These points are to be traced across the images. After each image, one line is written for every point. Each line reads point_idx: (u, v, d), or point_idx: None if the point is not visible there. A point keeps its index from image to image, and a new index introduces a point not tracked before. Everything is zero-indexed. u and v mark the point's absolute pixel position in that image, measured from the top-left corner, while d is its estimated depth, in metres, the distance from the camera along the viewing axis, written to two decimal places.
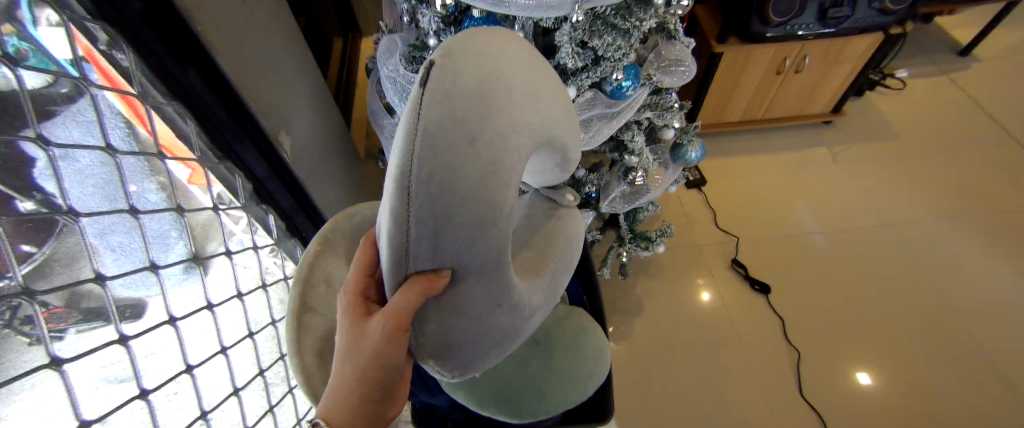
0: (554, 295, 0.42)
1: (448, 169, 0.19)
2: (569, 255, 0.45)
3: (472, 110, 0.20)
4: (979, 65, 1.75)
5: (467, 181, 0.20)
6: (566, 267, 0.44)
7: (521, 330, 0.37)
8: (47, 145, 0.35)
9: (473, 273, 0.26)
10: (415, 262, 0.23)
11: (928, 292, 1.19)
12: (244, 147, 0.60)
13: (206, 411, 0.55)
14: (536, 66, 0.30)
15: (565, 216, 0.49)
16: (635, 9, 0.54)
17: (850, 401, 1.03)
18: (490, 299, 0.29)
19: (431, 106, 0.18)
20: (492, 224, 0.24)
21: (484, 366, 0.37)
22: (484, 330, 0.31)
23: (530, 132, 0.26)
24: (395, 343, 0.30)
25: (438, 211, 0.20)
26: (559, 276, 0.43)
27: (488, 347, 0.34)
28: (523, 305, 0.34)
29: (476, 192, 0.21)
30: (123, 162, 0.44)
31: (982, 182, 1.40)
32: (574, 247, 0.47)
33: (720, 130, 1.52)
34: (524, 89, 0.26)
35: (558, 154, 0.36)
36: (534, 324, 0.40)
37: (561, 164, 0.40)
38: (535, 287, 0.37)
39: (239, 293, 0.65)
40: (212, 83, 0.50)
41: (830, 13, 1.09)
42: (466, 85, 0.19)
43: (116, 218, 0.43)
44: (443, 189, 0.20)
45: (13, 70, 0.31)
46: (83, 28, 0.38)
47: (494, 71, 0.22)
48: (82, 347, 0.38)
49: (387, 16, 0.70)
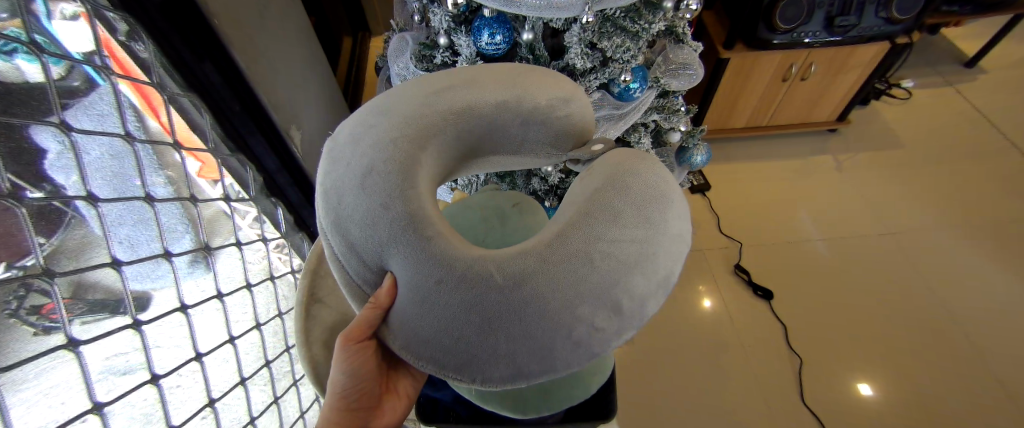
0: (590, 253, 0.25)
1: (336, 201, 0.26)
2: (620, 197, 0.28)
3: (345, 150, 0.27)
4: (985, 76, 1.75)
5: (348, 191, 0.25)
6: (615, 216, 0.27)
7: (527, 310, 0.25)
8: (68, 130, 0.36)
9: (400, 260, 0.25)
10: (361, 278, 0.27)
11: (933, 304, 1.18)
12: (256, 140, 0.63)
13: (214, 399, 0.55)
14: (435, 76, 0.33)
15: (604, 159, 0.35)
16: (645, 12, 0.55)
17: (851, 411, 1.02)
18: (427, 275, 0.25)
19: (322, 174, 0.28)
20: (386, 211, 0.24)
21: (510, 369, 0.26)
22: (444, 316, 0.25)
23: (418, 124, 0.28)
24: (355, 355, 0.34)
25: (342, 230, 0.26)
26: (593, 225, 0.27)
27: (480, 340, 0.25)
28: (493, 274, 0.25)
29: (357, 197, 0.25)
30: (140, 151, 0.46)
31: (986, 192, 1.40)
32: (632, 189, 0.29)
33: (725, 136, 1.52)
34: (403, 101, 0.29)
35: (511, 116, 0.33)
36: (570, 303, 0.25)
37: (527, 119, 0.34)
38: (522, 254, 0.26)
39: (247, 284, 0.66)
40: (225, 74, 0.53)
41: (837, 21, 1.08)
42: (340, 145, 0.28)
43: (131, 204, 0.44)
44: (338, 215, 0.26)
45: (39, 58, 0.33)
46: (105, 19, 0.40)
47: (366, 115, 0.29)
48: (95, 330, 0.39)
49: (399, 14, 0.71)
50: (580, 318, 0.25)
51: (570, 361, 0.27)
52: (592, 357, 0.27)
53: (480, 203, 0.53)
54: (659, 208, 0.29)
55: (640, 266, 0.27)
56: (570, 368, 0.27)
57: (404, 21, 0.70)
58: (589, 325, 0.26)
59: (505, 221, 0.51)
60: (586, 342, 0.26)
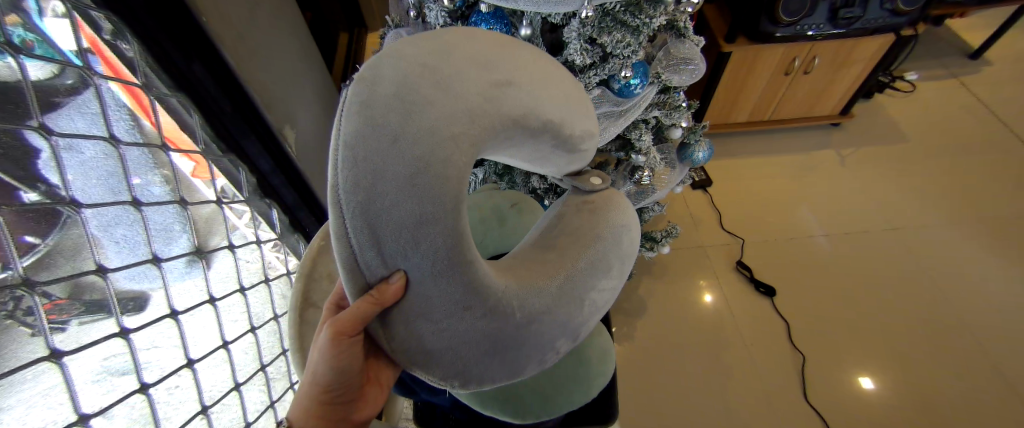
0: (583, 298, 0.33)
1: (370, 177, 0.20)
2: (602, 251, 0.35)
3: (392, 111, 0.21)
4: (990, 68, 1.73)
5: (394, 180, 0.20)
6: (597, 266, 0.34)
7: (527, 341, 0.30)
8: (51, 134, 0.35)
9: (430, 275, 0.24)
10: (368, 269, 0.23)
11: (938, 301, 1.17)
12: (249, 141, 0.62)
13: (207, 406, 0.54)
14: (499, 52, 0.28)
15: (608, 205, 0.39)
16: (645, 6, 0.53)
17: (852, 405, 1.02)
18: (456, 300, 0.25)
19: (350, 123, 0.21)
20: (435, 219, 0.22)
21: (491, 383, 0.31)
22: (461, 337, 0.26)
23: (479, 121, 0.24)
24: (341, 350, 0.33)
25: (369, 216, 0.21)
26: (590, 275, 0.33)
27: (478, 361, 0.28)
28: (514, 310, 0.28)
29: (406, 190, 0.21)
30: (126, 153, 0.44)
31: (990, 186, 1.39)
32: (609, 243, 0.36)
33: (727, 131, 1.50)
34: (469, 78, 0.24)
35: (549, 134, 0.32)
36: (554, 335, 0.31)
37: (559, 144, 0.34)
38: (538, 291, 0.30)
39: (241, 288, 0.65)
40: (215, 73, 0.52)
41: (841, 13, 1.07)
42: (384, 95, 0.21)
43: (119, 210, 0.42)
44: (369, 194, 0.21)
45: (15, 58, 0.31)
46: (88, 17, 0.39)
47: (421, 71, 0.23)
48: (80, 341, 0.37)
49: (393, 10, 0.69)
50: (552, 345, 0.32)
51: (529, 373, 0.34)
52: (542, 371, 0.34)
53: (478, 204, 0.52)
54: (624, 264, 0.38)
55: (600, 313, 0.36)
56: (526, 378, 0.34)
57: (399, 16, 0.68)
58: (554, 350, 0.33)
59: (504, 221, 0.51)
60: (546, 361, 0.33)
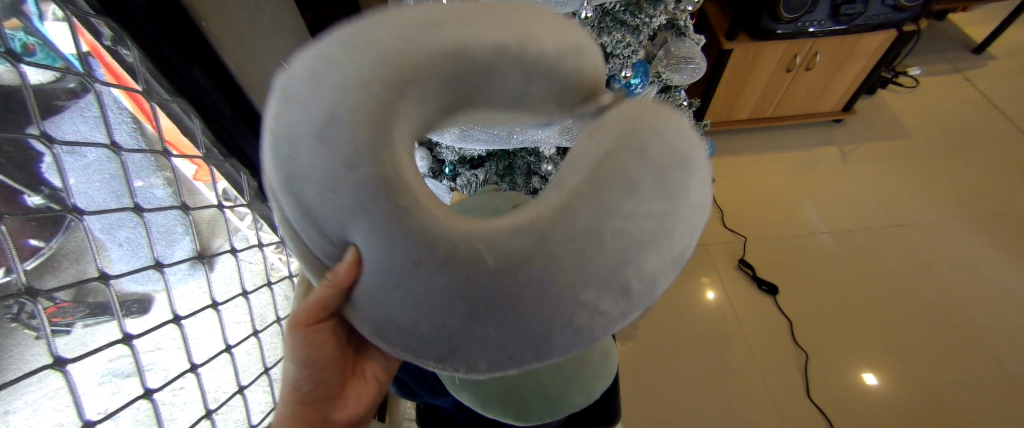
0: (604, 233, 0.20)
1: (272, 146, 0.18)
2: (631, 160, 0.21)
3: (280, 73, 0.18)
4: (993, 62, 1.71)
5: (284, 140, 0.17)
6: (631, 188, 0.21)
7: (522, 296, 0.21)
8: (53, 143, 0.34)
9: (362, 238, 0.19)
10: (317, 250, 0.22)
11: (942, 297, 1.16)
12: (248, 143, 0.61)
13: (212, 410, 0.54)
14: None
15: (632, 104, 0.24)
16: (645, 5, 0.53)
17: (855, 402, 1.02)
18: (396, 254, 0.19)
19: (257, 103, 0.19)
20: (330, 170, 0.17)
21: (501, 358, 0.24)
22: (423, 301, 0.21)
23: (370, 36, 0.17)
24: (315, 340, 0.35)
25: (287, 192, 0.19)
26: (608, 196, 0.20)
27: (464, 328, 0.22)
28: (482, 255, 0.20)
29: (295, 145, 0.17)
30: (128, 160, 0.44)
31: (994, 181, 1.38)
32: (647, 147, 0.22)
33: (729, 128, 1.49)
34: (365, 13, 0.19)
35: (512, 64, 0.21)
36: (574, 286, 0.21)
37: (533, 71, 0.22)
38: (517, 228, 0.20)
39: (244, 292, 0.65)
40: (215, 76, 0.51)
41: (842, 10, 1.06)
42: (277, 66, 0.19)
43: (122, 214, 0.43)
44: (278, 168, 0.18)
45: (14, 64, 0.31)
46: (86, 23, 0.39)
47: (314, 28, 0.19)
48: (82, 348, 0.37)
49: None
50: (582, 302, 0.22)
51: (569, 346, 0.24)
52: (594, 342, 0.25)
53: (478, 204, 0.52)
54: (685, 174, 0.23)
55: (661, 243, 0.23)
56: (567, 353, 0.25)
57: None
58: (589, 307, 0.23)
59: None
60: (587, 326, 0.23)
